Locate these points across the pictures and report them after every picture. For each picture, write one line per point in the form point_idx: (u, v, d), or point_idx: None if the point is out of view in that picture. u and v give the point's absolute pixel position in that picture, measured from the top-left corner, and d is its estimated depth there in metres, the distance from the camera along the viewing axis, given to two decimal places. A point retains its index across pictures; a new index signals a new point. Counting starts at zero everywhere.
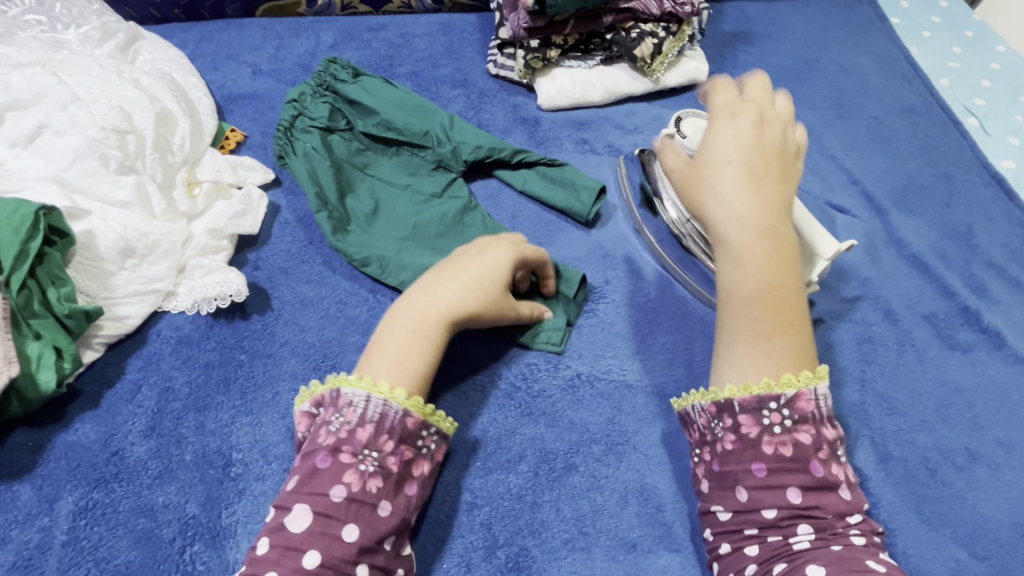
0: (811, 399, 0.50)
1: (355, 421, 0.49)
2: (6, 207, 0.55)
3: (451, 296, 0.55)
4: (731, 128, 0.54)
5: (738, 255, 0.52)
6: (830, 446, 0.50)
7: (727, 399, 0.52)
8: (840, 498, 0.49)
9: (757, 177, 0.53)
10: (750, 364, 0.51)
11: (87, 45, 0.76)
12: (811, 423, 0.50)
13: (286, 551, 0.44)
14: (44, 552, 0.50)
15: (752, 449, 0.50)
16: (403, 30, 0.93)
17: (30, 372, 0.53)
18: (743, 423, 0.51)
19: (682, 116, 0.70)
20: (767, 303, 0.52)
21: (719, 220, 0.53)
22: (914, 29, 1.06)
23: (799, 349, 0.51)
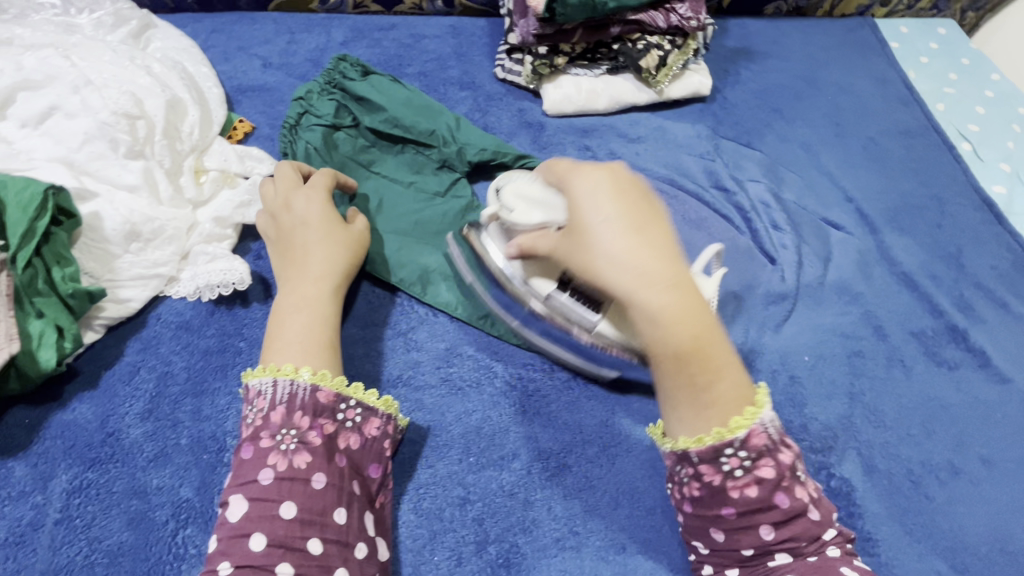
0: (762, 431, 0.49)
1: (267, 407, 0.53)
2: (16, 184, 0.55)
3: (320, 271, 0.62)
4: (600, 187, 0.53)
5: (652, 315, 0.49)
6: (791, 471, 0.50)
7: (682, 452, 0.51)
8: (811, 520, 0.49)
9: (637, 228, 0.51)
10: (699, 415, 0.50)
11: (100, 31, 0.77)
12: (769, 455, 0.49)
13: (230, 538, 0.47)
14: (36, 528, 0.50)
15: (719, 495, 0.50)
16: (413, 31, 0.94)
17: (31, 349, 0.53)
18: (704, 472, 0.50)
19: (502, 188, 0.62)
20: (693, 355, 0.49)
21: (619, 287, 0.50)
22: (912, 53, 1.09)
23: (737, 383, 0.50)
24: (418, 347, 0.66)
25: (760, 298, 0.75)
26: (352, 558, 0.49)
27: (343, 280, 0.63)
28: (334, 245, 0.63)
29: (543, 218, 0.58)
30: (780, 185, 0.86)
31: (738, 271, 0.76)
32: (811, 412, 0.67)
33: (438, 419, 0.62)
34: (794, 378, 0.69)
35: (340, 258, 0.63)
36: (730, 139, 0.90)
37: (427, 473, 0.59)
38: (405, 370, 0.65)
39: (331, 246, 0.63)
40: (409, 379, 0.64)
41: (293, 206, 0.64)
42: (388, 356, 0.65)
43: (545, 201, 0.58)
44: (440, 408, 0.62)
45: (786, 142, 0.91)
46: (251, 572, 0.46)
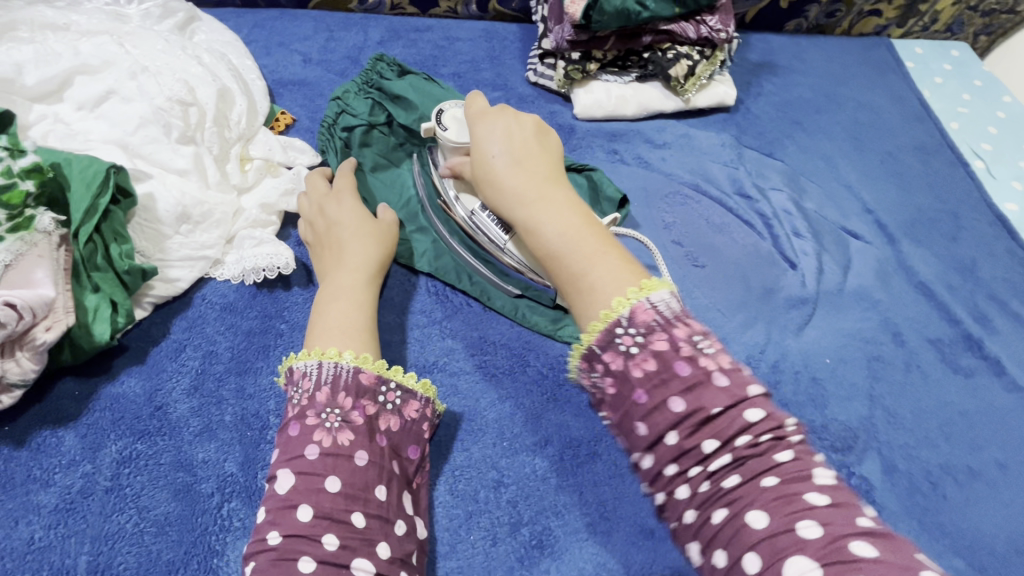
0: (648, 307, 0.45)
1: (312, 387, 0.54)
2: (80, 162, 0.57)
3: (355, 264, 0.64)
4: (486, 127, 0.59)
5: (526, 222, 0.54)
6: (691, 339, 0.44)
7: (586, 349, 0.47)
8: (723, 392, 0.42)
9: (517, 154, 0.57)
10: (582, 302, 0.49)
11: (147, 21, 0.79)
12: (661, 326, 0.44)
13: (279, 509, 0.49)
14: (87, 496, 0.52)
15: (625, 380, 0.44)
16: (448, 33, 0.97)
17: (87, 322, 0.55)
18: (607, 360, 0.45)
19: (443, 109, 0.69)
20: (567, 249, 0.51)
21: (503, 205, 0.56)
22: (927, 73, 1.12)
23: (618, 273, 0.48)
24: (453, 336, 0.68)
25: (783, 301, 0.77)
26: (392, 534, 0.50)
27: (378, 273, 0.65)
28: (370, 240, 0.66)
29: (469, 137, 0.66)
30: (801, 195, 0.89)
31: (760, 274, 0.79)
32: (832, 412, 0.68)
33: (473, 406, 0.63)
34: (816, 380, 0.71)
35: (377, 255, 0.66)
36: (753, 149, 0.93)
37: (462, 456, 0.60)
38: (441, 357, 0.66)
39: (366, 241, 0.65)
40: (444, 365, 0.66)
41: (336, 203, 0.67)
42: (424, 343, 0.67)
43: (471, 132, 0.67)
44: (474, 395, 0.64)
45: (806, 153, 0.94)
46: (300, 541, 0.47)
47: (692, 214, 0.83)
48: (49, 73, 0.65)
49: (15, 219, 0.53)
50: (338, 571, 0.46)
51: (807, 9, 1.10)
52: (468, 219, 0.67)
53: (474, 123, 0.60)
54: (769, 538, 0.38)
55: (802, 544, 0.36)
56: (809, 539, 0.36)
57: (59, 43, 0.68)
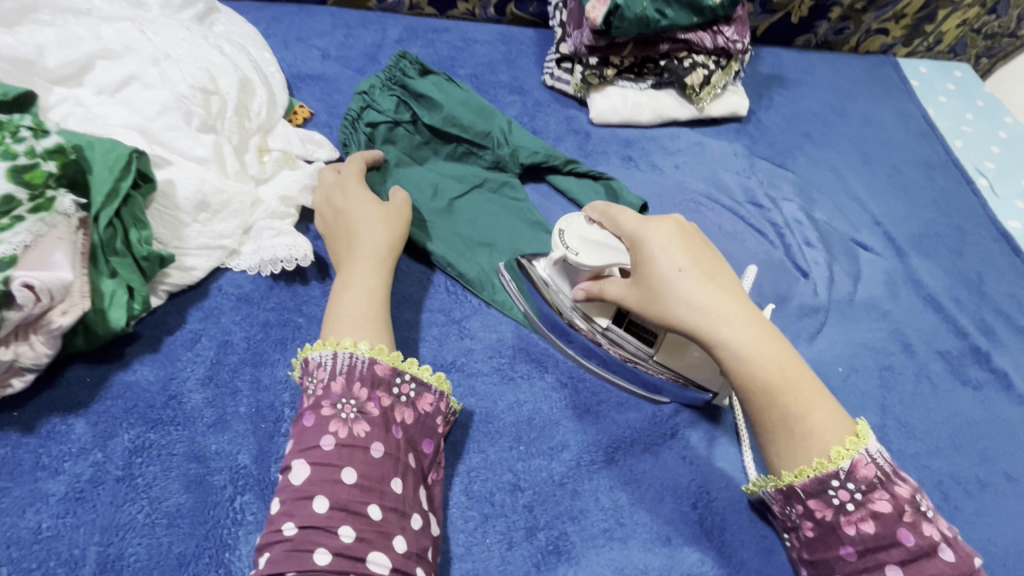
0: (869, 464, 0.51)
1: (328, 377, 0.53)
2: (102, 146, 0.57)
3: (368, 250, 0.62)
4: (664, 245, 0.56)
5: (735, 351, 0.53)
6: (911, 507, 0.50)
7: (790, 490, 0.53)
8: (945, 563, 0.48)
9: (706, 273, 0.56)
10: (804, 442, 0.52)
11: (166, 10, 0.77)
12: (881, 488, 0.50)
13: (294, 501, 0.48)
14: (97, 485, 0.51)
15: (833, 532, 0.51)
16: (465, 35, 0.97)
17: (103, 307, 0.54)
18: (814, 508, 0.52)
19: (563, 228, 0.60)
20: (784, 384, 0.52)
21: (703, 330, 0.54)
22: (932, 92, 1.14)
23: (835, 411, 0.53)
24: (470, 335, 0.67)
25: (795, 311, 0.77)
26: (409, 528, 0.49)
27: (392, 258, 0.64)
28: (383, 226, 0.64)
29: (607, 260, 0.58)
30: (813, 206, 0.90)
31: (773, 283, 0.79)
32: None
33: (490, 407, 0.63)
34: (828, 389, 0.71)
35: (388, 238, 0.64)
36: (765, 159, 0.94)
37: (478, 457, 0.60)
38: (457, 356, 0.66)
39: (379, 227, 0.64)
40: (461, 364, 0.65)
41: (340, 194, 0.66)
42: (441, 342, 0.66)
43: (612, 246, 0.59)
44: (490, 394, 0.64)
45: (816, 166, 0.95)
46: (315, 533, 0.46)
47: (705, 221, 0.84)
48: (71, 56, 0.64)
49: (35, 200, 0.51)
50: (353, 563, 0.45)
51: (817, 25, 1.12)
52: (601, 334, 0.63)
53: (644, 238, 0.56)
54: None
55: None
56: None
57: (80, 28, 0.67)
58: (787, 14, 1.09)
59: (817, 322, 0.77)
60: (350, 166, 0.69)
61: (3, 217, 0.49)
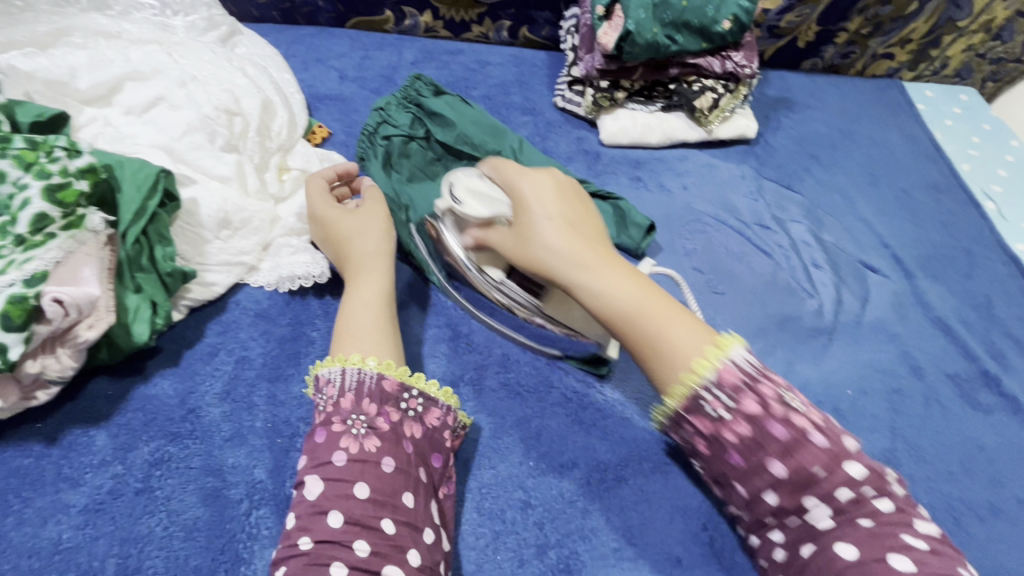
0: (733, 367, 0.50)
1: (337, 394, 0.54)
2: (131, 165, 0.59)
3: (363, 266, 0.62)
4: (531, 193, 0.61)
5: (593, 286, 0.57)
6: (781, 402, 0.49)
7: (673, 412, 0.53)
8: (822, 450, 0.48)
9: (570, 219, 0.61)
10: (667, 365, 0.53)
11: (192, 33, 0.80)
12: (751, 388, 0.50)
13: (309, 516, 0.48)
14: (116, 497, 0.52)
15: (720, 445, 0.51)
16: (479, 57, 1.00)
17: (127, 322, 0.55)
18: (696, 424, 0.51)
19: (452, 179, 0.65)
20: (643, 311, 0.55)
21: (563, 267, 0.58)
22: (938, 116, 1.15)
23: (700, 333, 0.53)
24: (478, 350, 0.68)
25: (803, 331, 0.78)
26: (422, 542, 0.50)
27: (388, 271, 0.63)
28: (373, 240, 0.63)
29: (492, 209, 0.62)
30: (820, 228, 0.90)
31: (780, 303, 0.80)
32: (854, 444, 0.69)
33: (500, 424, 0.64)
34: (838, 411, 0.72)
35: (381, 247, 0.64)
36: (773, 181, 0.95)
37: (489, 473, 0.60)
38: (469, 372, 0.67)
39: (369, 241, 0.63)
40: (472, 381, 0.66)
41: (314, 223, 0.65)
42: (451, 357, 0.67)
43: (493, 198, 0.63)
44: (501, 411, 0.64)
45: (824, 188, 0.97)
46: (331, 548, 0.47)
47: (711, 241, 0.85)
48: (102, 78, 0.67)
49: (67, 218, 0.53)
50: None
51: (824, 49, 1.14)
52: (495, 287, 0.66)
53: (516, 189, 0.62)
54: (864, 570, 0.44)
55: None
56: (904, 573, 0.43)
57: (110, 50, 0.69)
58: (794, 39, 1.11)
59: (825, 343, 0.77)
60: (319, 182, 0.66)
61: (38, 234, 0.52)
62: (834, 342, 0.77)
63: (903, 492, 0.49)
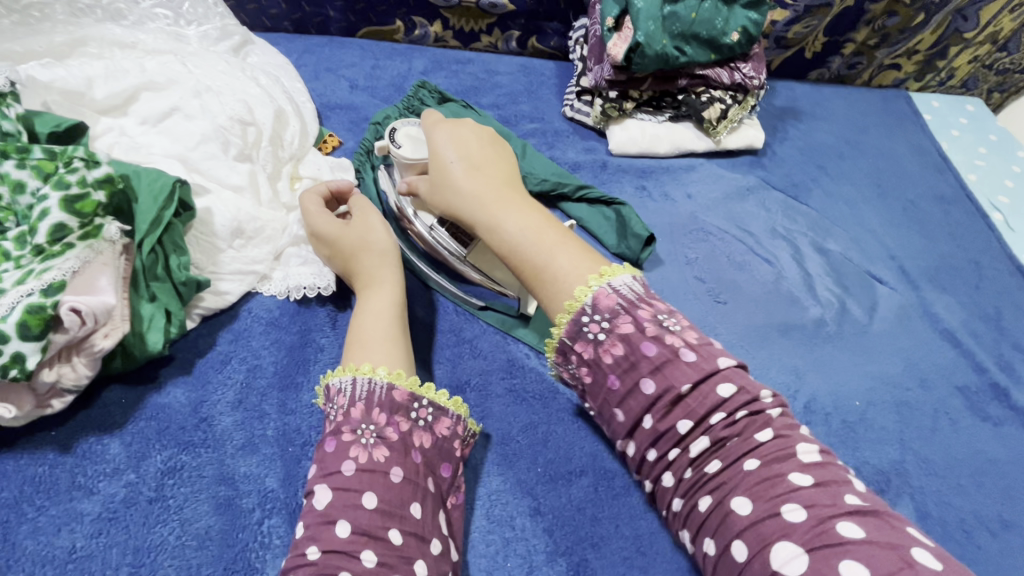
0: (609, 293, 0.53)
1: (347, 403, 0.54)
2: (148, 175, 0.60)
3: (371, 280, 0.63)
4: (445, 140, 0.65)
5: (492, 224, 0.60)
6: (655, 323, 0.52)
7: (560, 342, 0.55)
8: (690, 367, 0.50)
9: (480, 161, 0.64)
10: (553, 293, 0.56)
11: (205, 43, 0.81)
12: (623, 312, 0.53)
13: (317, 525, 0.48)
14: (130, 506, 0.52)
15: (599, 367, 0.54)
16: (488, 67, 1.00)
17: (141, 331, 0.56)
18: (580, 349, 0.54)
19: (397, 127, 0.70)
20: (535, 244, 0.58)
21: (467, 206, 0.62)
22: (944, 126, 1.15)
23: (583, 262, 0.57)
24: (486, 358, 0.68)
25: (811, 341, 0.78)
26: (429, 553, 0.50)
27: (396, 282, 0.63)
28: (376, 252, 0.64)
29: (421, 155, 0.67)
30: (827, 238, 0.91)
31: (786, 313, 0.80)
32: (863, 455, 0.69)
33: (510, 433, 0.64)
34: (847, 422, 0.71)
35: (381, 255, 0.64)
36: (780, 190, 0.95)
37: (498, 482, 0.60)
38: (478, 380, 0.67)
39: (373, 255, 0.63)
40: (481, 389, 0.66)
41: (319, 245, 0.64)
42: (459, 365, 0.68)
43: (421, 147, 0.68)
44: (510, 419, 0.64)
45: (831, 198, 0.97)
46: (338, 558, 0.46)
47: (716, 251, 0.85)
48: (117, 88, 0.67)
49: (84, 227, 0.54)
50: None
51: (830, 60, 1.14)
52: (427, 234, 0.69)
53: (433, 137, 0.65)
54: (754, 523, 0.45)
55: (789, 529, 0.43)
56: (796, 524, 0.43)
57: (126, 61, 0.70)
58: (801, 49, 1.11)
59: (834, 353, 0.77)
60: (313, 201, 0.65)
61: (57, 244, 0.52)
62: (842, 352, 0.78)
63: (787, 418, 0.50)
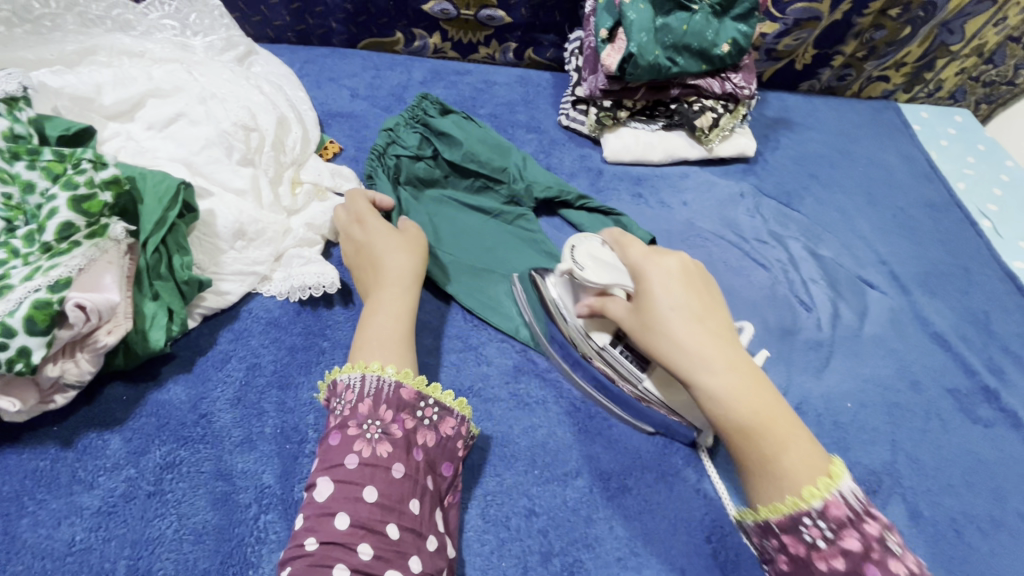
0: (842, 503, 0.48)
1: (356, 399, 0.55)
2: (153, 177, 0.61)
3: (397, 276, 0.65)
4: (660, 281, 0.58)
5: (709, 390, 0.53)
6: (882, 544, 0.47)
7: (764, 524, 0.51)
8: None
9: (699, 310, 0.57)
10: (771, 485, 0.50)
11: (210, 52, 0.83)
12: (852, 527, 0.47)
13: (317, 517, 0.49)
14: (128, 500, 0.53)
15: (805, 568, 0.48)
16: (486, 77, 1.03)
17: (144, 329, 0.57)
18: (786, 542, 0.49)
19: (574, 243, 0.65)
20: (757, 424, 0.52)
21: (678, 364, 0.55)
22: (933, 136, 1.17)
23: (817, 459, 0.50)
24: (486, 362, 0.69)
25: (802, 344, 0.79)
26: (425, 549, 0.51)
27: (418, 284, 0.66)
28: (412, 252, 0.67)
29: (613, 282, 0.62)
30: (818, 243, 0.92)
31: (779, 316, 0.81)
32: (855, 455, 0.70)
33: (507, 432, 0.65)
34: (839, 424, 0.72)
35: (412, 265, 0.67)
36: (772, 198, 0.97)
37: (494, 481, 0.61)
38: (475, 382, 0.68)
39: (408, 253, 0.67)
40: (479, 391, 0.67)
41: (359, 226, 0.68)
42: (459, 368, 0.69)
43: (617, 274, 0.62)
44: (507, 420, 0.65)
45: (822, 205, 0.99)
46: (335, 549, 0.47)
47: (711, 256, 0.87)
48: (125, 95, 0.69)
49: (91, 227, 0.55)
50: None
51: (820, 72, 1.17)
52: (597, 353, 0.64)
53: (645, 273, 0.58)
54: None
55: None
56: None
57: (133, 69, 0.72)
58: (792, 61, 1.14)
59: (825, 356, 0.78)
60: (357, 199, 0.71)
61: (64, 242, 0.54)
62: (834, 355, 0.79)
63: None
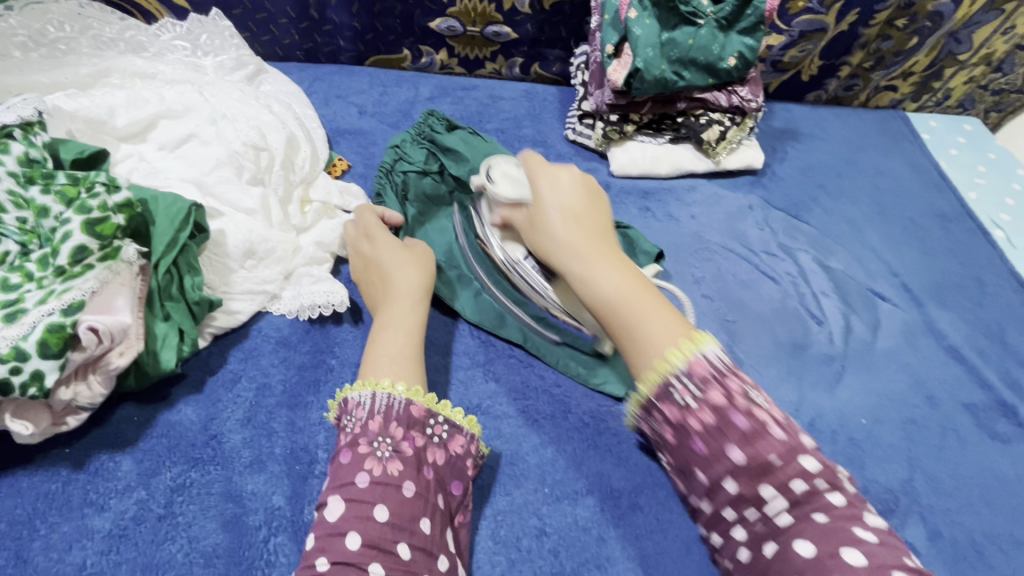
0: (705, 362, 0.52)
1: (366, 416, 0.55)
2: (165, 199, 0.62)
3: (407, 291, 0.65)
4: (547, 188, 0.66)
5: (586, 274, 0.61)
6: (747, 397, 0.51)
7: (646, 400, 0.54)
8: (781, 442, 0.49)
9: (580, 211, 0.65)
10: (642, 355, 0.55)
11: (221, 72, 0.84)
12: (718, 383, 0.51)
13: (328, 536, 0.49)
14: (139, 523, 0.53)
15: (684, 431, 0.52)
16: (493, 92, 1.04)
17: (155, 350, 0.58)
18: (665, 410, 0.53)
19: (491, 163, 0.72)
20: (626, 299, 0.58)
21: (562, 257, 0.63)
22: (942, 145, 1.16)
23: (676, 326, 0.56)
24: (494, 379, 0.69)
25: (814, 358, 0.78)
26: (436, 569, 0.50)
27: (427, 300, 0.67)
28: (421, 267, 0.68)
29: (519, 193, 0.68)
30: (828, 256, 0.92)
31: (789, 330, 0.80)
32: (871, 473, 0.69)
33: (517, 450, 0.64)
34: (853, 440, 0.71)
35: (422, 281, 0.67)
36: (780, 210, 0.97)
37: (504, 501, 0.61)
38: (484, 400, 0.67)
39: (417, 268, 0.67)
40: (487, 408, 0.67)
41: (368, 241, 0.68)
42: (467, 385, 0.68)
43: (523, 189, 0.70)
44: (516, 438, 0.65)
45: (831, 217, 0.98)
46: (344, 570, 0.47)
47: (720, 270, 0.86)
48: (138, 116, 0.70)
49: (103, 249, 0.55)
50: None
51: (827, 82, 1.16)
52: (513, 266, 0.71)
53: (538, 180, 0.67)
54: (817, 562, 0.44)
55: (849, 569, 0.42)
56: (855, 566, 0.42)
57: (145, 91, 0.73)
58: (798, 72, 1.14)
59: (837, 370, 0.77)
60: (365, 215, 0.71)
61: (77, 265, 0.54)
62: (846, 369, 0.78)
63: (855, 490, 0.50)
